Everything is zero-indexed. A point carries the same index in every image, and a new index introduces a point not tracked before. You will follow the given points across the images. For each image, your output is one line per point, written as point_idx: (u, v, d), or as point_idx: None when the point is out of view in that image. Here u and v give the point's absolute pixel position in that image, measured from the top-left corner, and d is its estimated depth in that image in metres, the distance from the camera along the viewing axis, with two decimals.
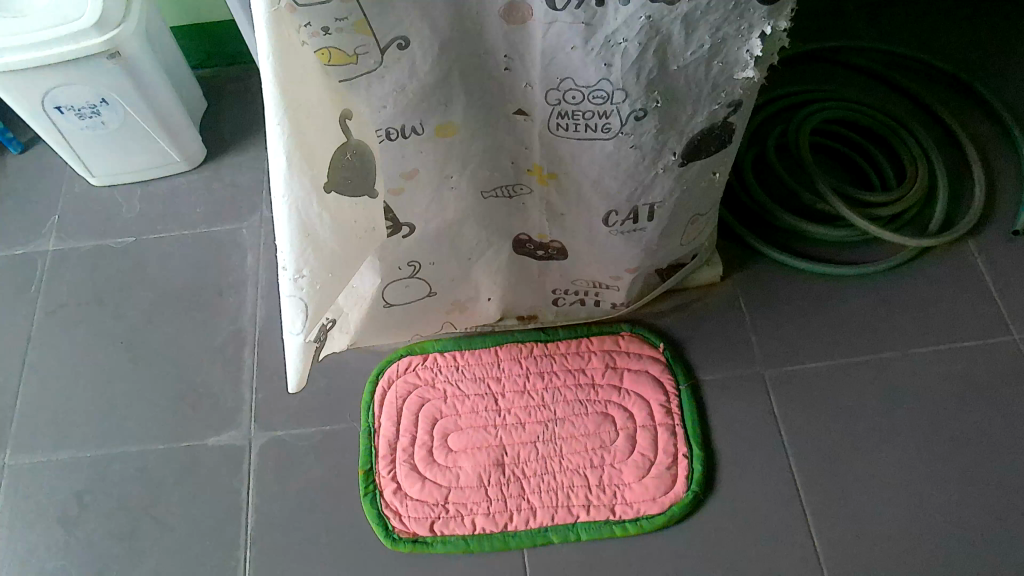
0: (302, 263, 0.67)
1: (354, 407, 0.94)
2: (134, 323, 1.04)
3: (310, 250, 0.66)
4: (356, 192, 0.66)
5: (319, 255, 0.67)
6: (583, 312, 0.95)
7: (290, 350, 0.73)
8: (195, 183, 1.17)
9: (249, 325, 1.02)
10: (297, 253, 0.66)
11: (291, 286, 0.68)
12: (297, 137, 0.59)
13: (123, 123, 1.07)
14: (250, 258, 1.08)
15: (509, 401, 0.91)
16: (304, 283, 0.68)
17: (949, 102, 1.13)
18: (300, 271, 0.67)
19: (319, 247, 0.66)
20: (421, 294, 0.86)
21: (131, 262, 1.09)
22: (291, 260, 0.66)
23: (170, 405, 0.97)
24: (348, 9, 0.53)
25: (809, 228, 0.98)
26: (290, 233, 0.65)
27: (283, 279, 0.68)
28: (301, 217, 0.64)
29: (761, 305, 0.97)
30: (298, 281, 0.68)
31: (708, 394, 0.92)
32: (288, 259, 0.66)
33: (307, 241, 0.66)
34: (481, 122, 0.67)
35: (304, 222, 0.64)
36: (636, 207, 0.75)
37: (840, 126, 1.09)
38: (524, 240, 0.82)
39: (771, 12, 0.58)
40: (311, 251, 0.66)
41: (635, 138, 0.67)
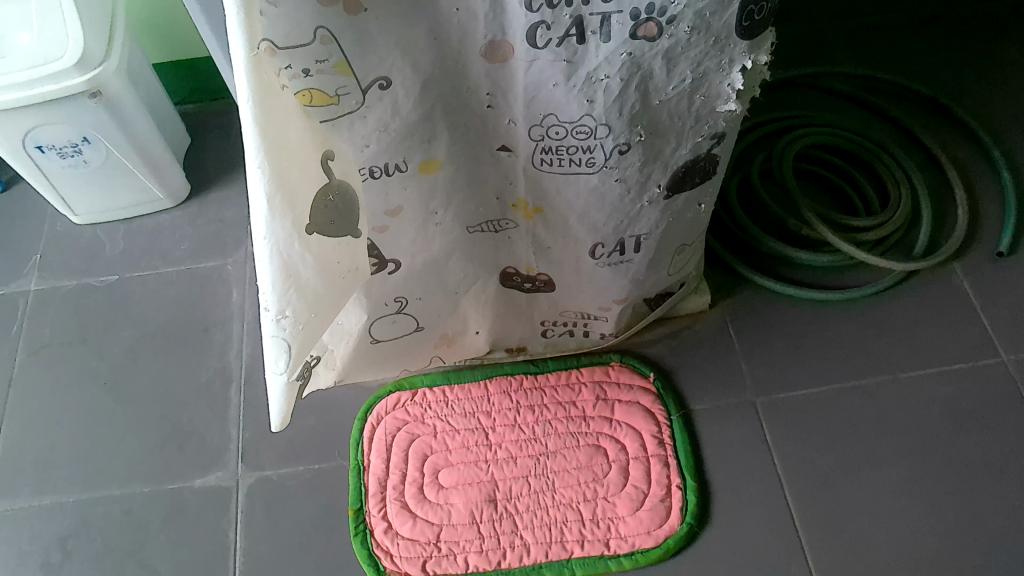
0: (284, 303, 0.65)
1: (343, 443, 0.93)
2: (119, 362, 1.02)
3: (293, 290, 0.65)
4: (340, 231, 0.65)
5: (302, 295, 0.66)
6: (573, 343, 0.94)
7: (274, 393, 0.70)
8: (180, 219, 1.16)
9: (235, 362, 1.01)
10: (279, 294, 0.64)
11: (274, 327, 0.66)
12: (281, 180, 0.58)
13: (105, 161, 1.06)
14: (236, 294, 1.07)
15: (500, 436, 0.90)
16: (287, 323, 0.66)
17: (929, 126, 1.14)
18: (283, 311, 0.65)
19: (303, 286, 0.65)
20: (409, 330, 0.85)
21: (116, 300, 1.08)
22: (273, 300, 0.65)
23: (156, 445, 0.95)
24: (328, 50, 0.53)
25: (796, 254, 0.98)
26: (273, 273, 0.63)
27: (265, 320, 0.66)
28: (283, 257, 0.62)
29: (751, 332, 0.97)
30: (281, 322, 0.66)
31: (701, 423, 0.91)
32: (270, 299, 0.65)
33: (290, 281, 0.64)
34: (466, 156, 0.66)
35: (287, 262, 0.63)
36: (622, 239, 0.75)
37: (824, 151, 1.10)
38: (511, 273, 0.82)
39: (752, 47, 0.59)
40: (294, 291, 0.65)
41: (619, 172, 0.67)
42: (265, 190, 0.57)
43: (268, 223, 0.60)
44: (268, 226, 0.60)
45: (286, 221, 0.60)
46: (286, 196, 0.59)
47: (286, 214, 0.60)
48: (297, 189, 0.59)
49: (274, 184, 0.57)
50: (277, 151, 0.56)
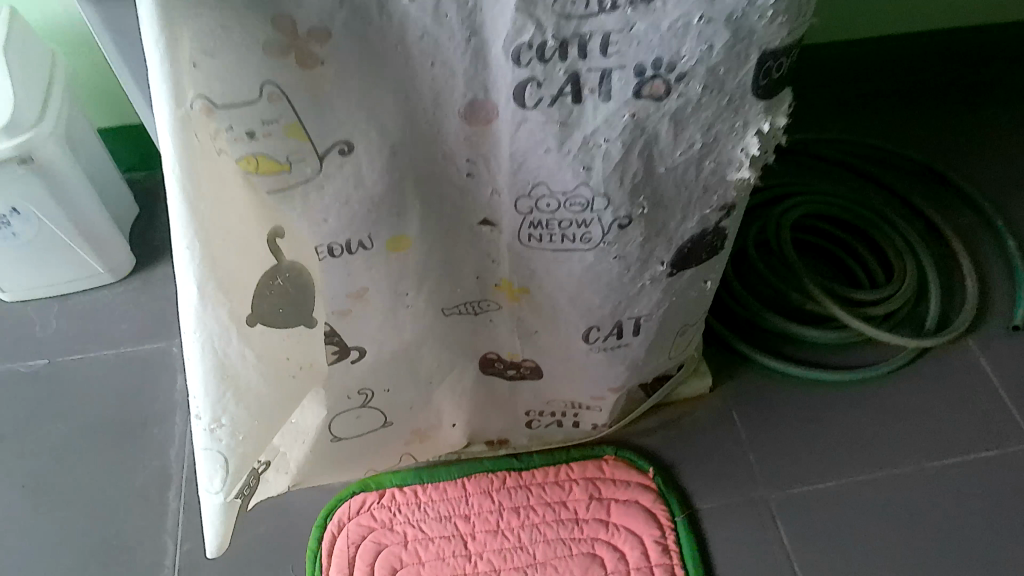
0: (219, 410, 0.55)
1: (299, 555, 0.81)
2: (42, 462, 0.89)
3: (232, 395, 0.54)
4: (289, 321, 0.55)
5: (243, 399, 0.55)
6: (561, 434, 0.84)
7: (208, 515, 0.60)
8: (122, 297, 1.05)
9: (176, 460, 0.89)
10: (214, 399, 0.54)
11: (207, 439, 0.56)
12: (216, 266, 0.48)
13: (38, 234, 0.95)
14: (182, 381, 0.95)
15: (480, 545, 0.79)
16: (223, 433, 0.56)
17: (925, 193, 1.09)
18: (218, 419, 0.55)
19: (244, 389, 0.55)
20: (375, 425, 0.74)
21: (43, 389, 0.95)
22: (206, 406, 0.54)
23: (78, 562, 0.82)
24: (277, 109, 0.45)
25: (801, 331, 0.90)
26: (205, 376, 0.53)
27: (197, 429, 0.55)
28: (217, 357, 0.52)
29: (757, 419, 0.88)
30: (215, 432, 0.56)
31: (708, 525, 0.80)
32: (201, 406, 0.54)
33: (227, 383, 0.54)
34: (441, 231, 0.58)
35: (222, 360, 0.52)
36: (619, 322, 0.66)
37: (819, 221, 1.04)
38: (492, 358, 0.72)
39: (770, 108, 0.52)
40: (233, 395, 0.54)
41: (618, 249, 0.58)
42: (195, 278, 0.48)
43: (200, 317, 0.50)
44: (199, 321, 0.50)
45: (222, 314, 0.50)
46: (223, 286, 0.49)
47: (223, 306, 0.50)
48: (237, 275, 0.50)
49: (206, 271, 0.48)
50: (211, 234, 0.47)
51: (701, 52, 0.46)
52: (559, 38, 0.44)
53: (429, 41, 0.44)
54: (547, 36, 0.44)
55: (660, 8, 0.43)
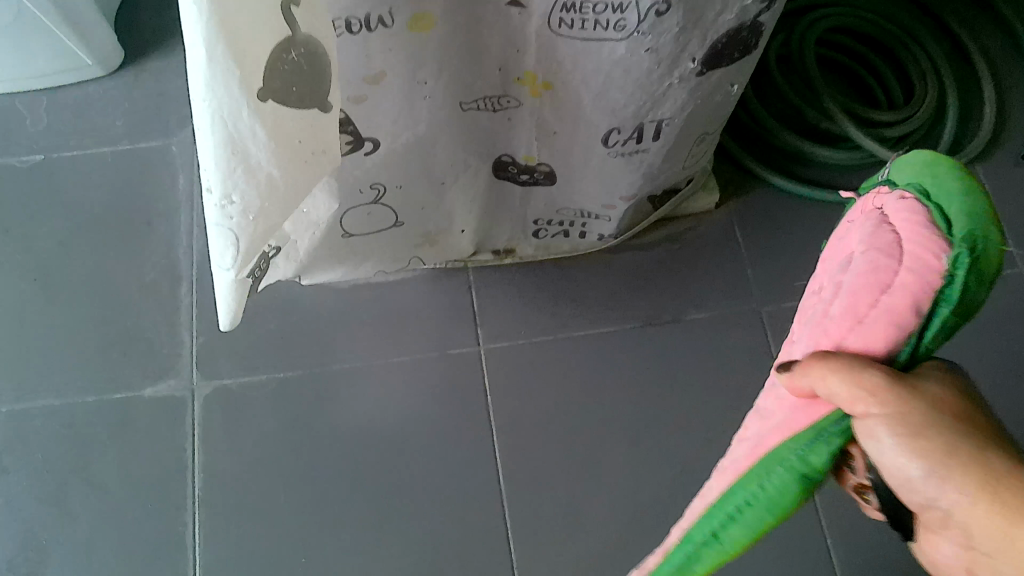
0: (230, 185, 0.50)
1: (314, 352, 0.84)
2: (50, 258, 0.89)
3: (241, 170, 0.49)
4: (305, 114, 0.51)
5: (254, 177, 0.50)
6: (566, 244, 0.87)
7: (217, 281, 0.56)
8: (113, 92, 0.99)
9: (185, 258, 0.89)
10: (222, 172, 0.49)
11: (218, 215, 0.51)
12: (224, 23, 0.42)
13: (17, 15, 0.88)
14: (183, 180, 0.94)
15: (490, 350, 0.84)
16: (234, 211, 0.51)
17: (961, 11, 1.03)
18: (229, 196, 0.50)
19: (254, 167, 0.49)
20: (385, 223, 0.75)
21: (42, 184, 0.93)
22: (216, 179, 0.49)
23: (98, 351, 0.84)
24: None
25: (814, 150, 0.89)
26: (215, 148, 0.47)
27: (207, 204, 0.50)
28: (228, 130, 0.47)
29: (758, 237, 0.90)
30: (227, 209, 0.51)
31: (701, 334, 0.85)
32: (212, 178, 0.49)
33: (237, 158, 0.48)
34: (463, 15, 0.54)
35: (234, 137, 0.47)
36: (641, 124, 0.64)
37: (847, 36, 0.99)
38: (507, 162, 0.71)
39: None
40: (243, 171, 0.49)
41: (652, 39, 0.54)
42: (205, 38, 0.42)
43: (206, 80, 0.44)
44: (211, 87, 0.44)
45: (231, 77, 0.44)
46: (220, 8, 0.41)
47: (230, 69, 0.44)
48: (254, 55, 0.45)
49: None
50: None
51: None
52: None
53: None
54: None
55: None
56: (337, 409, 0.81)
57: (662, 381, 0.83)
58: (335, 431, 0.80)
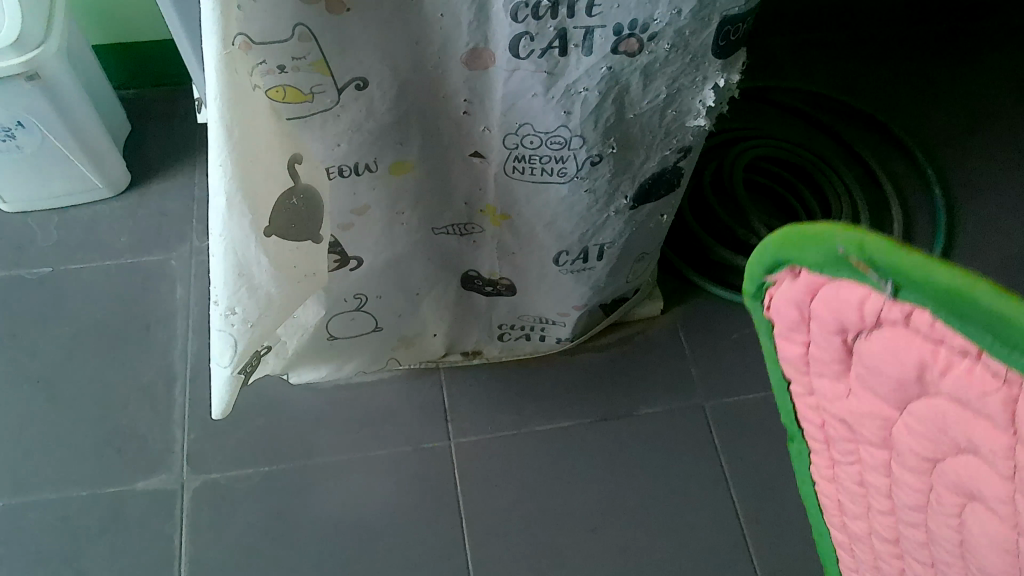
0: (235, 299, 0.59)
1: (297, 447, 0.91)
2: (52, 361, 0.97)
3: (245, 288, 0.59)
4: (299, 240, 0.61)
5: (255, 293, 0.60)
6: (528, 347, 0.96)
7: (214, 378, 0.64)
8: (120, 211, 1.10)
9: (180, 360, 0.97)
10: (229, 290, 0.58)
11: (221, 322, 0.60)
12: (243, 178, 0.53)
13: (40, 147, 1.00)
14: (180, 291, 1.03)
15: (460, 444, 0.92)
16: (236, 320, 0.60)
17: (869, 142, 1.19)
18: (233, 308, 0.59)
19: (256, 286, 0.59)
20: (366, 329, 0.84)
21: (49, 294, 1.02)
22: (224, 295, 0.59)
23: (95, 448, 0.91)
24: (306, 48, 0.52)
25: (744, 263, 1.02)
26: (225, 272, 0.57)
27: (213, 313, 0.60)
28: (237, 258, 0.57)
29: (700, 338, 1.01)
30: (230, 318, 0.60)
31: (651, 426, 0.94)
32: (220, 293, 0.59)
33: (242, 279, 0.58)
34: (434, 162, 0.66)
35: (242, 263, 0.57)
36: (586, 247, 0.75)
37: (771, 163, 1.13)
38: (473, 276, 0.82)
39: (726, 66, 0.58)
40: (246, 289, 0.59)
41: (589, 182, 0.66)
42: (227, 189, 0.53)
43: (224, 221, 0.54)
44: (227, 226, 0.55)
45: (244, 220, 0.55)
46: (242, 167, 0.52)
47: (244, 214, 0.54)
48: (263, 200, 0.55)
49: (230, 149, 0.51)
50: (241, 121, 0.51)
51: (670, 16, 0.53)
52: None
53: None
54: None
55: None
56: (317, 501, 0.88)
57: (617, 471, 0.91)
58: (315, 522, 0.87)
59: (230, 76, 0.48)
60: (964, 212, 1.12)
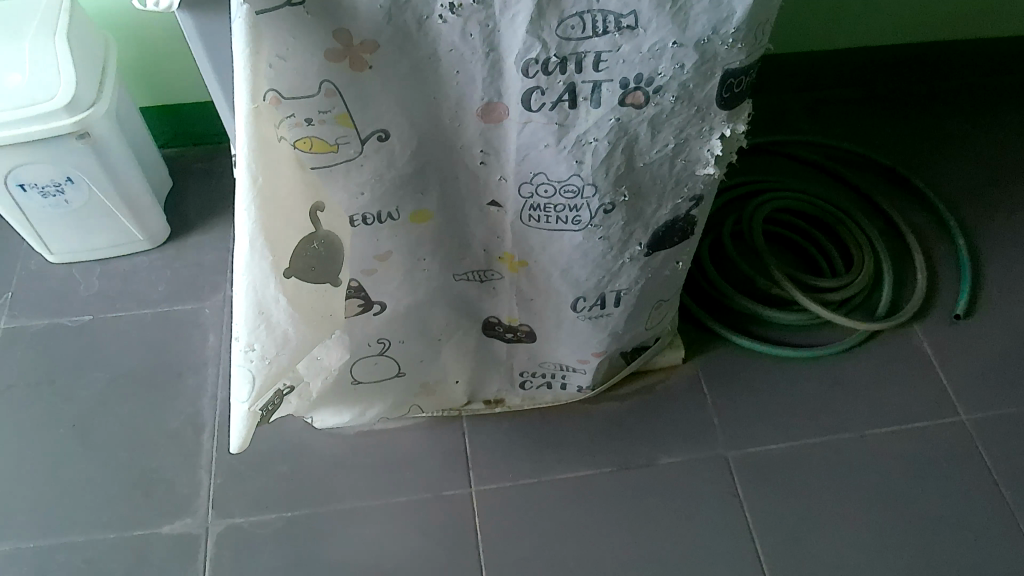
0: (254, 336, 0.63)
1: (319, 493, 0.92)
2: (86, 407, 1.00)
3: (264, 326, 0.63)
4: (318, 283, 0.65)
5: (273, 333, 0.64)
6: (549, 395, 0.97)
7: (235, 414, 0.67)
8: (158, 262, 1.15)
9: (208, 406, 1.00)
10: (250, 327, 0.63)
11: (242, 358, 0.65)
12: (264, 221, 0.57)
13: (87, 202, 1.05)
14: (212, 339, 1.06)
15: (480, 492, 0.93)
16: (254, 356, 0.64)
17: (889, 194, 1.20)
18: (251, 344, 0.64)
19: (274, 325, 0.63)
20: (389, 373, 0.86)
21: (87, 341, 1.06)
22: (244, 331, 0.63)
23: (123, 492, 0.93)
24: (331, 102, 0.56)
25: (765, 312, 1.02)
26: (246, 310, 0.62)
27: (235, 350, 0.64)
28: (257, 297, 0.61)
29: (721, 388, 1.01)
30: (249, 354, 0.64)
31: (672, 476, 0.94)
32: (242, 330, 0.63)
33: (261, 317, 0.63)
34: (453, 211, 0.69)
35: (261, 302, 0.62)
36: (603, 294, 0.76)
37: (791, 215, 1.15)
38: (493, 323, 0.84)
39: (730, 116, 0.61)
40: (264, 327, 0.63)
41: (604, 230, 0.68)
42: (250, 232, 0.57)
43: (247, 262, 0.59)
44: (250, 266, 0.59)
45: (265, 260, 0.59)
46: (263, 211, 0.57)
47: (266, 255, 0.59)
48: (283, 243, 0.60)
49: (254, 194, 0.55)
50: (266, 169, 0.55)
51: (674, 70, 0.55)
52: (560, 56, 0.53)
53: (456, 55, 0.54)
54: (551, 53, 0.53)
55: (642, 34, 0.53)
56: (338, 547, 0.89)
57: (637, 522, 0.90)
58: (335, 568, 0.87)
59: (257, 128, 0.53)
60: (988, 262, 1.11)
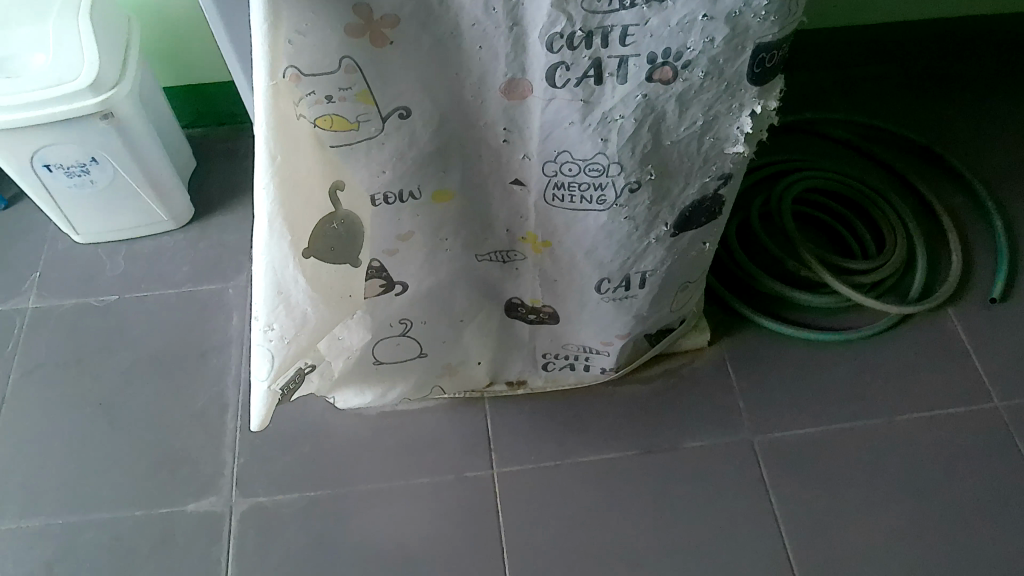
0: (273, 316, 0.64)
1: (342, 474, 0.93)
2: (113, 386, 1.01)
3: (283, 306, 0.63)
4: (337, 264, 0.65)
5: (292, 313, 0.64)
6: (572, 377, 0.96)
7: (255, 393, 0.68)
8: (182, 242, 1.15)
9: (232, 387, 1.00)
10: (269, 307, 0.63)
11: (262, 338, 0.65)
12: (282, 202, 0.57)
13: (112, 182, 1.06)
14: (236, 319, 1.07)
15: (502, 474, 0.92)
16: (274, 336, 0.65)
17: (924, 174, 1.17)
18: (271, 324, 0.64)
19: (293, 306, 0.63)
20: (411, 354, 0.86)
21: (113, 321, 1.07)
22: (264, 311, 0.63)
23: (149, 471, 0.94)
24: (352, 79, 0.55)
25: (794, 294, 1.00)
26: (266, 290, 0.62)
27: (254, 329, 0.64)
28: (276, 277, 0.61)
29: (748, 372, 0.99)
30: (268, 334, 0.64)
31: (696, 460, 0.92)
32: (261, 310, 0.63)
33: (280, 297, 0.63)
34: (476, 190, 0.68)
35: (280, 282, 0.62)
36: (628, 275, 0.75)
37: (821, 195, 1.12)
38: (516, 304, 0.83)
39: (761, 93, 0.59)
40: (284, 307, 0.64)
41: (629, 210, 0.66)
42: (268, 212, 0.57)
43: (266, 241, 0.59)
44: (268, 246, 0.59)
45: (284, 240, 0.59)
46: (282, 192, 0.57)
47: (284, 235, 0.59)
48: (301, 223, 0.60)
49: (273, 174, 0.55)
50: (285, 148, 0.55)
51: (704, 44, 0.53)
52: (585, 30, 0.52)
53: (479, 30, 0.53)
54: (576, 27, 0.51)
55: (670, 7, 0.51)
56: (360, 527, 0.89)
57: (661, 507, 0.89)
58: (357, 549, 0.88)
59: (276, 107, 0.53)
60: None
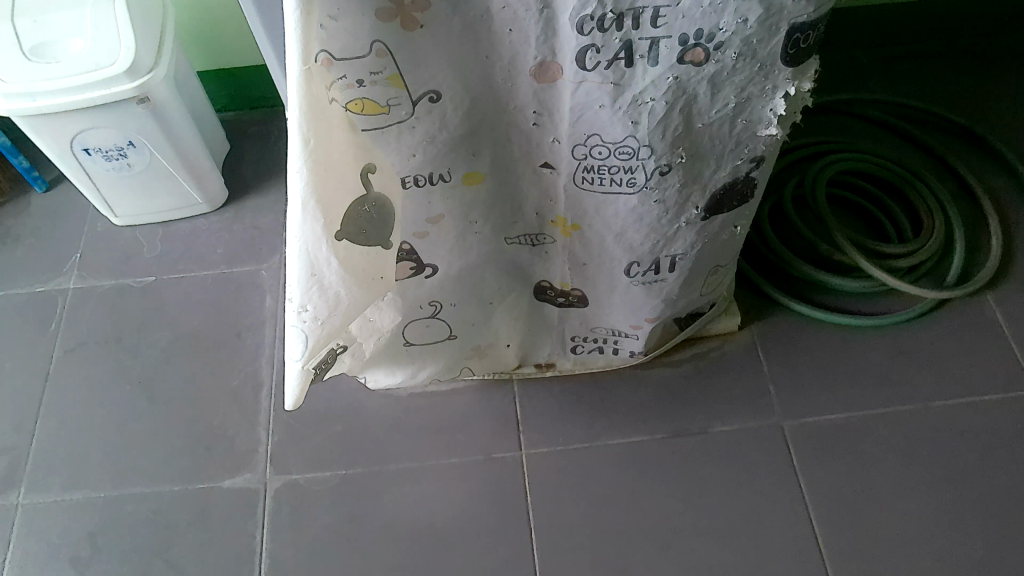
0: (307, 297, 0.65)
1: (373, 453, 0.94)
2: (151, 365, 1.04)
3: (316, 288, 0.65)
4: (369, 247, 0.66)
5: (325, 295, 0.65)
6: (601, 360, 0.97)
7: (289, 372, 0.70)
8: (217, 225, 1.17)
9: (266, 366, 1.02)
10: (303, 289, 0.64)
11: (296, 319, 0.66)
12: (315, 185, 0.58)
13: (148, 165, 1.08)
14: (270, 300, 1.09)
15: (530, 455, 0.93)
16: (307, 317, 0.66)
17: (965, 155, 1.14)
18: (305, 305, 0.65)
19: (326, 287, 0.65)
20: (440, 336, 0.87)
21: (151, 301, 1.10)
22: (298, 292, 0.65)
23: (187, 447, 0.96)
24: (383, 63, 0.55)
25: (827, 279, 0.99)
26: (300, 271, 0.63)
27: (289, 311, 0.66)
28: (310, 259, 0.63)
29: (779, 356, 0.98)
30: (302, 315, 0.66)
31: (725, 444, 0.92)
32: (295, 291, 0.65)
33: (313, 279, 0.64)
34: (506, 173, 0.68)
35: (314, 264, 0.63)
36: (658, 259, 0.74)
37: (857, 177, 1.10)
38: (545, 287, 0.84)
39: (796, 74, 0.58)
40: (317, 289, 0.65)
41: (660, 193, 0.66)
42: (302, 195, 0.58)
43: (300, 224, 0.60)
44: (302, 229, 0.61)
45: (317, 223, 0.60)
46: (315, 176, 0.58)
47: (317, 218, 0.60)
48: (334, 207, 0.61)
49: (306, 157, 0.56)
50: (317, 132, 0.56)
51: (737, 25, 0.53)
52: (616, 11, 0.51)
53: (510, 13, 0.53)
54: (607, 9, 0.51)
55: None
56: (391, 505, 0.91)
57: (689, 490, 0.89)
58: (388, 526, 0.89)
59: (308, 91, 0.53)
60: None
